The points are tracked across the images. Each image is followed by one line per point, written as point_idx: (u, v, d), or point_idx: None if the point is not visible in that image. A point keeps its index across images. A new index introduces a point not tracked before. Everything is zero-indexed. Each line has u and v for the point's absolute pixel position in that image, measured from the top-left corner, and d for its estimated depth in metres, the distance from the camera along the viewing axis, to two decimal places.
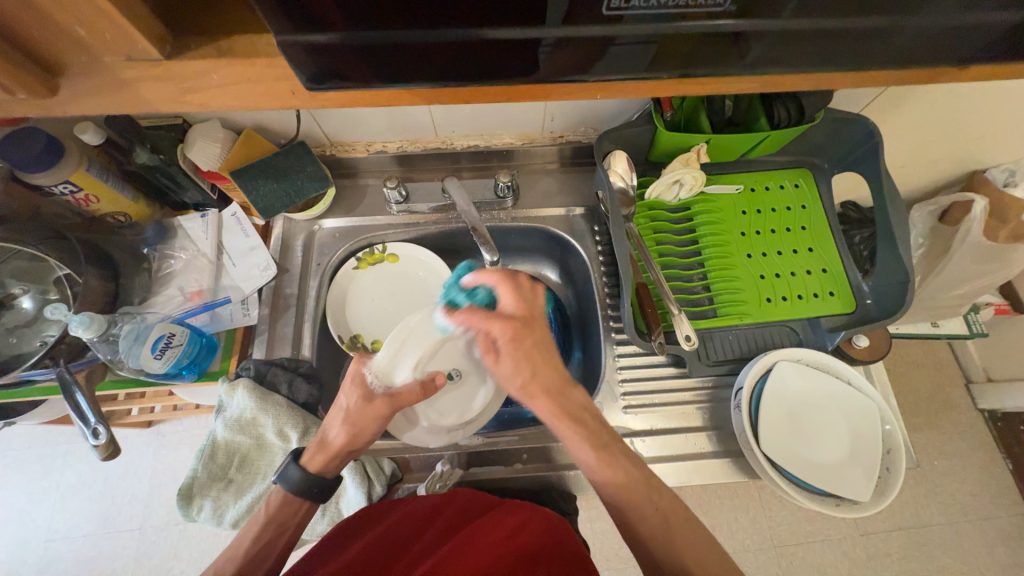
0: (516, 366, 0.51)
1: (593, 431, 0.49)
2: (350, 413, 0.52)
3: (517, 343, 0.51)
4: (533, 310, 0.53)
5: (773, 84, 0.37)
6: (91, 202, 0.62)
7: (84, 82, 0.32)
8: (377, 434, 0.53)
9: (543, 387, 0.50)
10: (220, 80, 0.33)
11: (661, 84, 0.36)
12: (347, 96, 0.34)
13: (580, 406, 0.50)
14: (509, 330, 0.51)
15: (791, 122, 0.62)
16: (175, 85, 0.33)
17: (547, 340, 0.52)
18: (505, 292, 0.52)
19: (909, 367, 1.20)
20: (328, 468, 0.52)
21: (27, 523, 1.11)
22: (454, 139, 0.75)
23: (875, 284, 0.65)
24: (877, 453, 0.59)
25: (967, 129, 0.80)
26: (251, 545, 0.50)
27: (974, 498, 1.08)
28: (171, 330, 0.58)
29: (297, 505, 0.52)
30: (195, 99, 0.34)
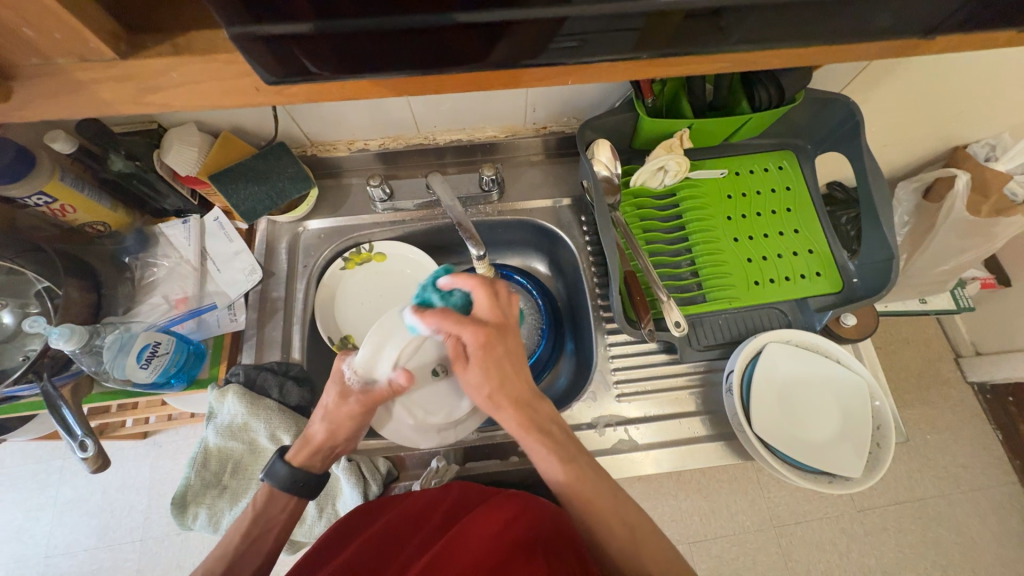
0: (482, 375, 0.50)
1: (562, 440, 0.50)
2: (329, 410, 0.51)
3: (490, 350, 0.50)
4: (508, 319, 0.53)
5: (747, 64, 0.37)
6: (67, 212, 0.61)
7: (37, 85, 0.31)
8: (357, 428, 0.52)
9: (510, 396, 0.50)
10: (180, 78, 0.32)
11: (635, 66, 0.36)
12: (316, 90, 0.34)
13: (547, 418, 0.51)
14: (481, 338, 0.50)
15: (771, 104, 0.61)
16: (135, 84, 0.32)
17: (518, 352, 0.52)
18: (483, 297, 0.52)
19: (900, 344, 1.22)
20: (312, 461, 0.52)
21: (25, 540, 1.10)
22: (436, 135, 0.75)
23: (860, 263, 0.66)
24: (867, 429, 0.60)
25: (948, 105, 0.80)
26: (239, 542, 0.50)
27: (966, 470, 1.10)
28: (156, 339, 0.57)
29: (284, 502, 0.52)
30: (157, 98, 0.33)
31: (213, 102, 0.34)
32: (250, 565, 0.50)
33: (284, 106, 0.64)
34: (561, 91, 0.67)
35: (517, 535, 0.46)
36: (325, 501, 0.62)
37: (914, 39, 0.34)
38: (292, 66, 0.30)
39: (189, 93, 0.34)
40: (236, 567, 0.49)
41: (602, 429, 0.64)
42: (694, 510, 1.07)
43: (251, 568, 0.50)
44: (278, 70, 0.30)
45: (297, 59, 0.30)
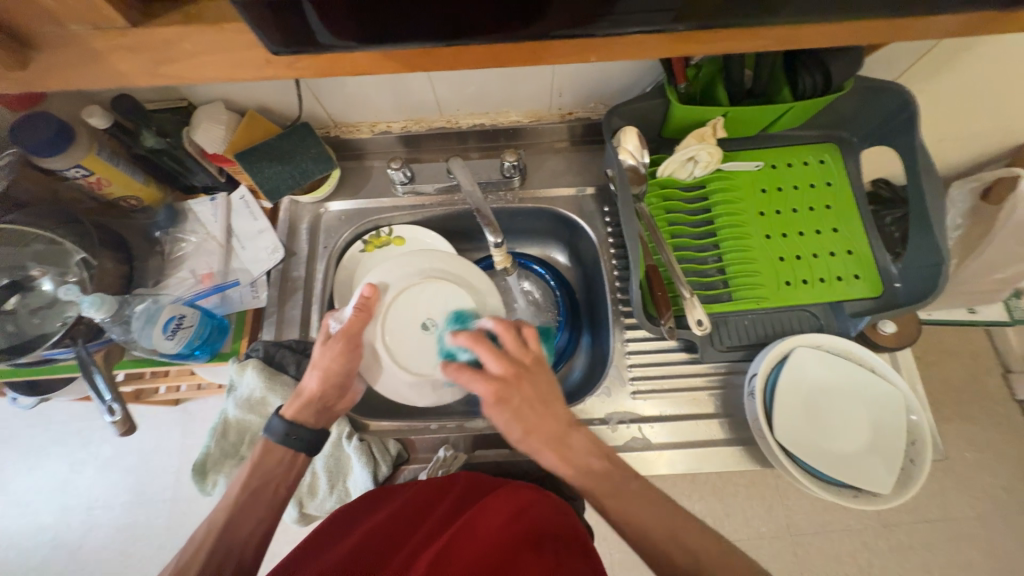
0: (509, 423, 0.51)
1: (602, 473, 0.50)
2: (316, 360, 0.53)
3: (506, 403, 0.50)
4: (524, 361, 0.52)
5: (790, 44, 0.34)
6: (103, 185, 0.63)
7: (59, 54, 0.32)
8: (347, 372, 0.54)
9: (541, 440, 0.51)
10: (191, 48, 0.32)
11: (654, 41, 0.33)
12: (333, 60, 0.33)
13: (584, 452, 0.51)
14: (493, 393, 0.50)
15: (817, 92, 0.57)
16: (150, 54, 0.33)
17: (546, 393, 0.52)
18: (486, 353, 0.51)
19: (942, 355, 1.14)
20: (304, 414, 0.54)
21: (68, 492, 1.18)
22: (459, 118, 0.73)
23: (905, 267, 0.61)
24: (900, 444, 0.56)
25: (1020, 97, 0.73)
26: (239, 494, 0.51)
27: (1007, 492, 1.03)
28: (182, 312, 0.59)
29: (281, 455, 0.53)
30: (171, 69, 0.33)
31: (222, 75, 0.34)
32: (250, 520, 0.51)
33: (309, 85, 0.64)
34: (589, 74, 0.65)
35: (524, 525, 0.47)
36: (335, 477, 0.62)
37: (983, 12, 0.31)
38: (317, 33, 0.30)
39: (201, 65, 0.33)
40: (231, 527, 0.49)
41: (615, 426, 0.63)
42: (709, 513, 1.05)
43: (250, 525, 0.50)
44: (300, 38, 0.30)
45: (325, 26, 0.30)
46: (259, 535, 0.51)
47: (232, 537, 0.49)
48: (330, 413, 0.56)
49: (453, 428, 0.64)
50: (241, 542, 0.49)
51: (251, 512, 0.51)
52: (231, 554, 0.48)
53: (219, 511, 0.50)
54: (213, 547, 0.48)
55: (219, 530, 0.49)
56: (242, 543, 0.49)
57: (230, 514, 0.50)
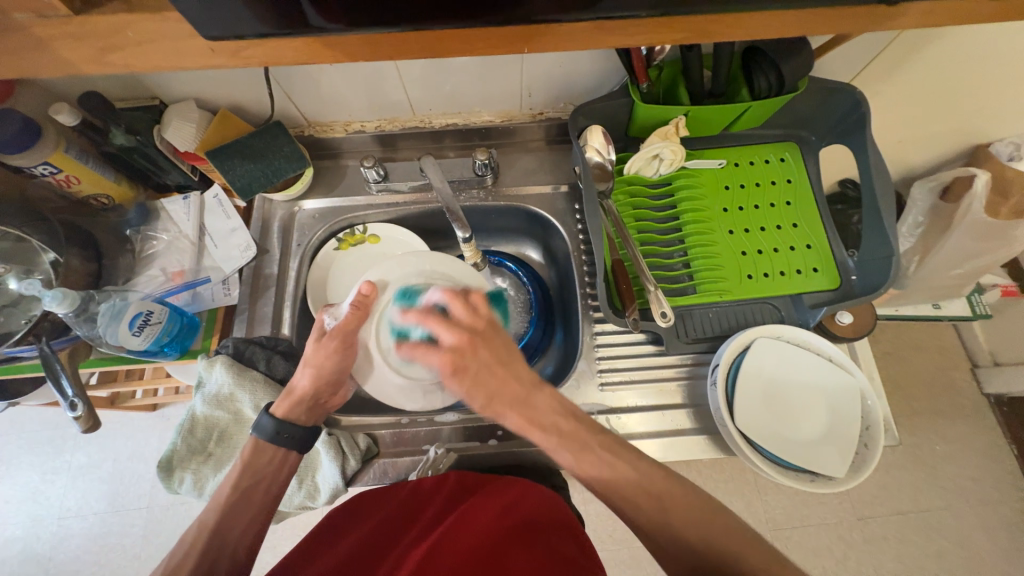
0: (470, 391, 0.50)
1: (569, 432, 0.48)
2: (308, 357, 0.53)
3: (463, 371, 0.50)
4: (478, 327, 0.52)
5: (714, 37, 0.36)
6: (71, 183, 0.63)
7: (1, 41, 0.32)
8: (340, 371, 0.55)
9: (505, 403, 0.50)
10: (135, 37, 0.33)
11: (590, 28, 0.35)
12: (315, 50, 0.34)
13: (548, 411, 0.49)
14: (449, 364, 0.50)
15: (771, 92, 0.60)
16: (95, 43, 0.33)
17: (504, 355, 0.51)
18: (437, 327, 0.51)
19: (913, 351, 1.17)
20: (295, 412, 0.55)
21: (40, 502, 1.15)
22: (432, 118, 0.75)
23: (860, 259, 0.64)
24: (854, 430, 0.58)
25: (970, 99, 0.76)
26: (228, 495, 0.50)
27: (976, 483, 1.06)
28: (150, 308, 0.59)
29: (272, 454, 0.53)
30: (118, 57, 0.34)
31: (167, 63, 0.35)
32: (240, 523, 0.49)
33: (280, 84, 0.64)
34: (555, 75, 0.67)
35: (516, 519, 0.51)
36: (304, 472, 0.62)
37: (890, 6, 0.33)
38: (309, 14, 0.32)
39: (147, 53, 0.34)
40: (222, 529, 0.48)
41: None
42: None
43: (241, 525, 0.49)
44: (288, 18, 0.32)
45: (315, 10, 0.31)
46: (250, 537, 0.50)
47: (222, 540, 0.48)
48: (321, 410, 0.58)
49: (424, 421, 0.64)
50: (232, 546, 0.48)
51: (241, 514, 0.50)
52: (222, 559, 0.47)
53: (207, 514, 0.49)
54: (202, 551, 0.46)
55: (210, 532, 0.48)
56: (232, 549, 0.48)
57: (217, 520, 0.49)
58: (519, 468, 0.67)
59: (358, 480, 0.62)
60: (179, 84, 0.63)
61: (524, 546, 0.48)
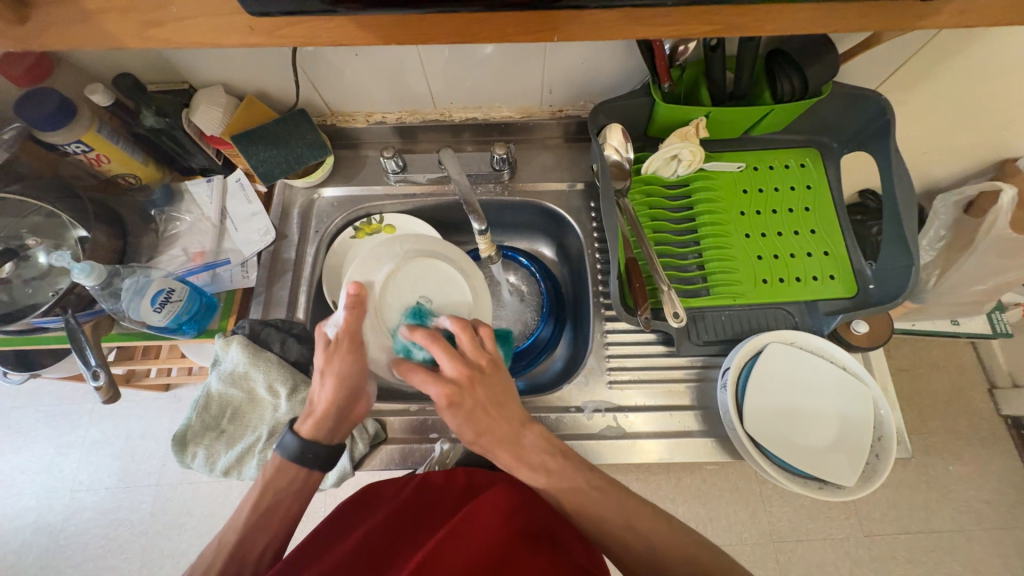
0: (462, 426, 0.53)
1: (556, 469, 0.53)
2: (323, 367, 0.53)
3: (459, 407, 0.52)
4: (481, 365, 0.53)
5: (739, 31, 0.36)
6: (102, 162, 0.65)
7: (50, 13, 0.34)
8: (359, 376, 0.54)
9: (494, 440, 0.53)
10: (179, 12, 0.34)
11: (619, 18, 0.35)
12: (338, 30, 0.35)
13: (534, 451, 0.54)
14: (446, 397, 0.51)
15: (795, 95, 0.59)
16: (139, 17, 0.34)
17: (499, 398, 0.53)
18: (442, 355, 0.52)
19: (928, 367, 1.15)
20: (319, 429, 0.54)
21: (54, 474, 1.18)
22: (452, 111, 0.75)
23: (878, 268, 0.63)
24: (866, 439, 0.57)
25: (1000, 112, 0.75)
26: (250, 515, 0.52)
27: (989, 506, 1.04)
28: (171, 286, 0.60)
29: (294, 474, 0.54)
30: (158, 33, 0.35)
31: (208, 41, 0.36)
32: (263, 538, 0.51)
33: (305, 72, 0.65)
34: (577, 72, 0.67)
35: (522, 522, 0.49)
36: None
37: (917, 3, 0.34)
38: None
39: (188, 29, 0.35)
40: (243, 546, 0.50)
41: (590, 414, 0.64)
42: (691, 517, 1.04)
43: (262, 544, 0.51)
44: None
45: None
46: (273, 550, 0.52)
47: (245, 555, 0.50)
48: (346, 423, 0.56)
49: (433, 411, 0.65)
50: (254, 560, 0.50)
51: (262, 532, 0.51)
52: (247, 566, 0.50)
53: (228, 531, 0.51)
54: (225, 564, 0.49)
55: (231, 549, 0.50)
56: (256, 558, 0.51)
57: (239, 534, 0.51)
58: None
59: (366, 464, 0.64)
60: (209, 68, 0.64)
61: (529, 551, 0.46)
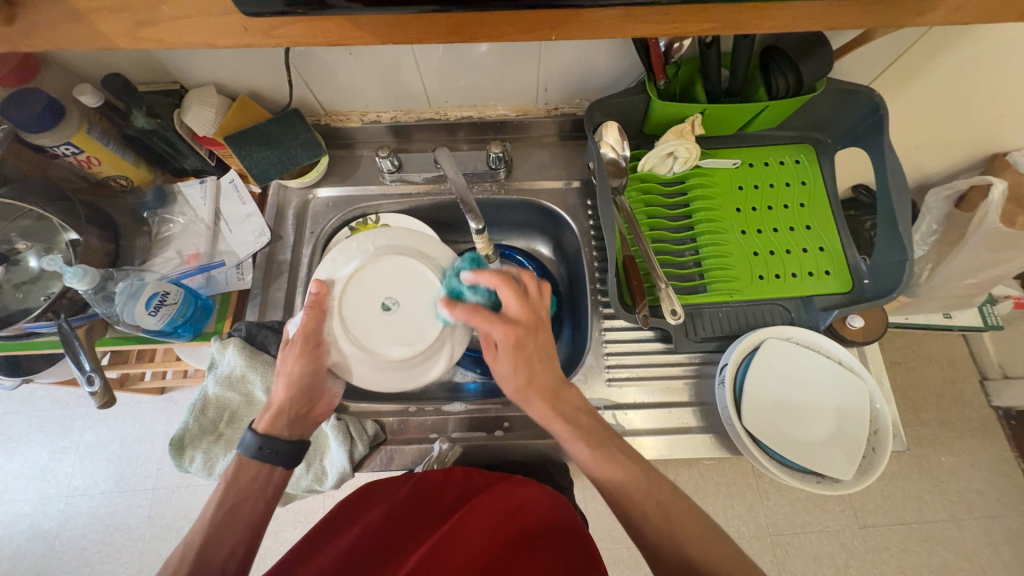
0: (515, 369, 0.52)
1: (590, 428, 0.52)
2: (279, 367, 0.53)
3: (521, 348, 0.52)
4: (541, 312, 0.54)
5: (736, 28, 0.36)
6: (93, 164, 0.64)
7: (36, 13, 0.33)
8: (311, 379, 0.54)
9: (538, 390, 0.53)
10: (173, 12, 0.34)
11: (615, 14, 0.35)
12: (340, 28, 0.35)
13: (574, 407, 0.54)
14: (512, 338, 0.51)
15: (789, 92, 0.60)
16: (131, 17, 0.34)
17: (548, 348, 0.54)
18: (509, 295, 0.52)
19: (920, 360, 1.16)
20: (277, 427, 0.54)
21: (48, 480, 1.17)
22: (448, 110, 0.75)
23: (873, 264, 0.64)
24: (863, 433, 0.58)
25: (990, 107, 0.75)
26: (213, 514, 0.50)
27: (981, 496, 1.05)
28: (165, 289, 0.60)
29: (254, 472, 0.53)
30: (151, 33, 0.34)
31: (202, 41, 0.35)
32: (226, 543, 0.49)
33: (299, 72, 0.65)
34: (572, 70, 0.67)
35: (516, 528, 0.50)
36: (313, 455, 0.63)
37: None
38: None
39: (182, 29, 0.35)
40: (209, 550, 0.48)
41: None
42: None
43: (227, 547, 0.49)
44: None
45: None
46: (238, 555, 0.50)
47: (210, 560, 0.48)
48: (305, 423, 0.57)
49: (432, 411, 0.65)
50: (219, 566, 0.48)
51: (225, 534, 0.49)
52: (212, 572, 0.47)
53: (191, 535, 0.49)
54: (189, 570, 0.46)
55: (194, 553, 0.48)
56: (222, 564, 0.48)
57: (205, 537, 0.49)
58: (523, 462, 0.68)
59: (365, 466, 0.63)
60: (201, 68, 0.63)
61: (521, 554, 0.46)
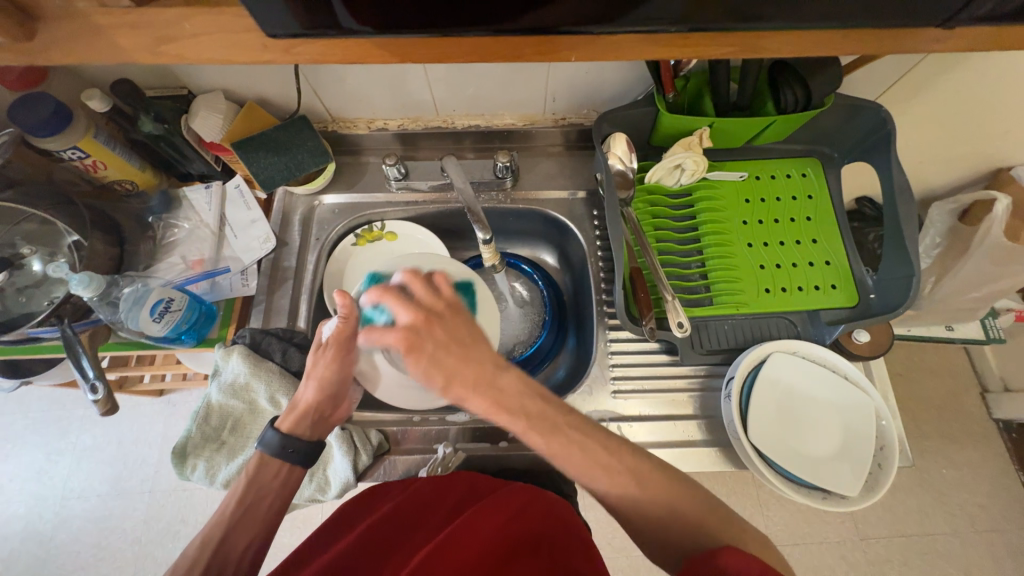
0: (427, 373, 0.44)
1: (539, 414, 0.44)
2: (311, 369, 0.53)
3: (417, 351, 0.44)
4: (437, 307, 0.46)
5: (756, 51, 0.36)
6: (98, 168, 0.64)
7: (54, 27, 0.33)
8: (342, 386, 0.54)
9: (465, 385, 0.44)
10: (192, 29, 0.33)
11: (635, 36, 0.35)
12: (357, 49, 0.35)
13: (518, 394, 0.44)
14: (403, 342, 0.44)
15: (798, 106, 0.59)
16: (150, 33, 0.34)
17: (456, 336, 0.45)
18: (394, 303, 0.46)
19: (922, 372, 1.16)
20: (299, 427, 0.54)
21: (44, 482, 1.16)
22: (454, 119, 0.75)
23: (879, 278, 0.64)
24: (870, 447, 0.57)
25: (995, 123, 0.76)
26: (233, 509, 0.50)
27: (982, 509, 1.05)
28: (170, 296, 0.60)
29: (277, 468, 0.53)
30: (170, 48, 0.34)
31: (219, 57, 0.35)
32: (243, 540, 0.50)
33: (308, 79, 0.65)
34: (582, 82, 0.67)
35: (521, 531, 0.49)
36: (317, 465, 0.63)
37: (930, 26, 0.34)
38: (339, 16, 0.32)
39: (201, 45, 0.34)
40: (226, 544, 0.49)
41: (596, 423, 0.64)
42: None
43: (243, 544, 0.49)
44: (328, 18, 0.32)
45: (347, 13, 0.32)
46: (252, 553, 0.50)
47: (226, 556, 0.48)
48: (325, 424, 0.57)
49: (436, 421, 0.65)
50: (235, 561, 0.48)
51: (242, 533, 0.50)
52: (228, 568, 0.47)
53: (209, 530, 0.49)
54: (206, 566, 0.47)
55: (215, 545, 0.48)
56: (237, 562, 0.48)
57: (223, 534, 0.49)
58: (527, 472, 0.67)
59: (369, 476, 0.63)
60: (211, 75, 0.63)
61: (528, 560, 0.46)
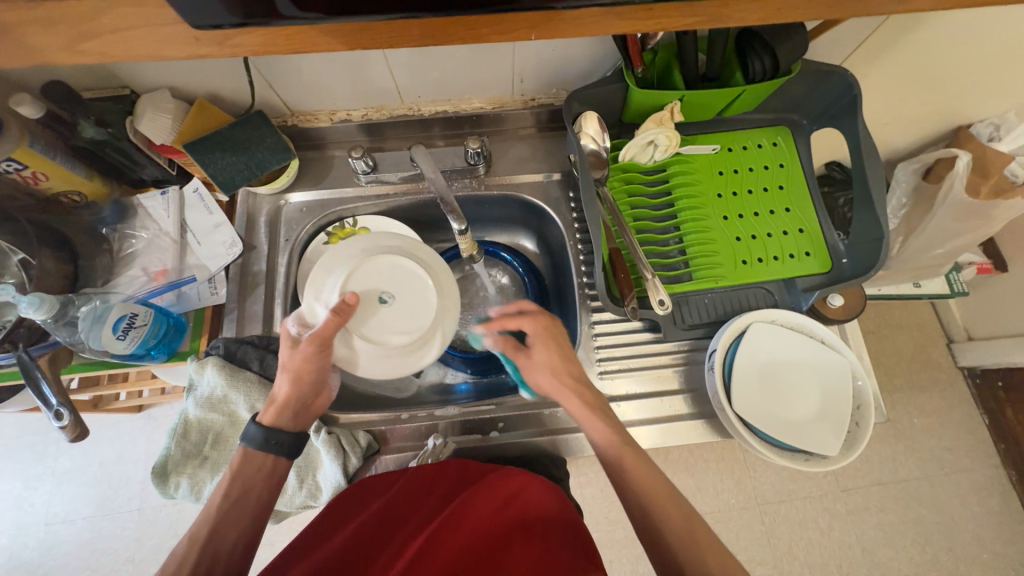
0: (547, 353, 0.56)
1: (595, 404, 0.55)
2: (286, 364, 0.51)
3: (553, 337, 0.57)
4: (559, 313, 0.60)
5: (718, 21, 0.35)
6: (39, 180, 0.59)
7: None
8: (318, 374, 0.52)
9: (559, 369, 0.55)
10: (114, 23, 0.31)
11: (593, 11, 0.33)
12: (301, 36, 0.33)
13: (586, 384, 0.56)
14: (544, 327, 0.57)
15: (766, 75, 0.59)
16: (69, 30, 0.31)
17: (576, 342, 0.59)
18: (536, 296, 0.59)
19: (893, 328, 1.21)
20: (282, 419, 0.53)
21: (24, 509, 1.12)
22: (420, 106, 0.72)
23: (851, 243, 0.65)
24: (848, 408, 0.60)
25: (954, 81, 0.77)
26: (220, 505, 0.49)
27: (951, 453, 1.12)
28: (133, 311, 0.56)
29: (261, 461, 0.52)
30: (94, 46, 0.31)
31: (150, 54, 0.33)
32: (231, 535, 0.49)
33: (261, 72, 0.61)
34: (548, 60, 0.65)
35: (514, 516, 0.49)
36: (305, 471, 0.62)
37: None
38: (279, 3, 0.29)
39: (126, 41, 0.32)
40: (215, 540, 0.48)
41: None
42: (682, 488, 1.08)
43: (232, 537, 0.49)
44: (265, 5, 0.30)
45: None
46: (241, 547, 0.49)
47: (216, 551, 0.47)
48: (308, 415, 0.55)
49: (425, 418, 0.64)
50: (226, 556, 0.48)
51: (227, 535, 0.48)
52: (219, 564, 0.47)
53: (196, 530, 0.48)
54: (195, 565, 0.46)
55: (203, 542, 0.47)
56: (227, 558, 0.48)
57: (209, 533, 0.48)
58: (519, 458, 0.68)
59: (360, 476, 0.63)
60: (153, 72, 0.59)
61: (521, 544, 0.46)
